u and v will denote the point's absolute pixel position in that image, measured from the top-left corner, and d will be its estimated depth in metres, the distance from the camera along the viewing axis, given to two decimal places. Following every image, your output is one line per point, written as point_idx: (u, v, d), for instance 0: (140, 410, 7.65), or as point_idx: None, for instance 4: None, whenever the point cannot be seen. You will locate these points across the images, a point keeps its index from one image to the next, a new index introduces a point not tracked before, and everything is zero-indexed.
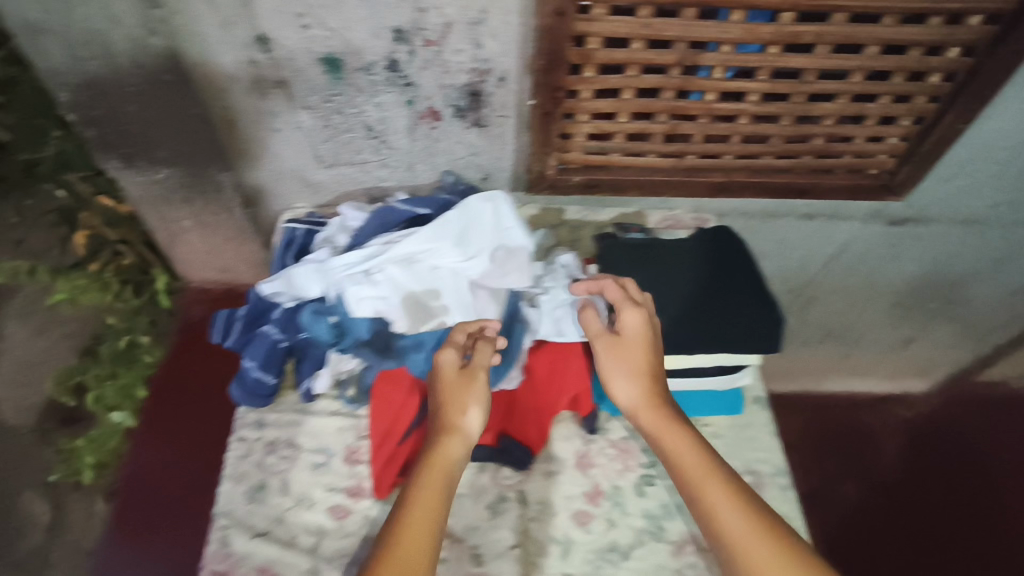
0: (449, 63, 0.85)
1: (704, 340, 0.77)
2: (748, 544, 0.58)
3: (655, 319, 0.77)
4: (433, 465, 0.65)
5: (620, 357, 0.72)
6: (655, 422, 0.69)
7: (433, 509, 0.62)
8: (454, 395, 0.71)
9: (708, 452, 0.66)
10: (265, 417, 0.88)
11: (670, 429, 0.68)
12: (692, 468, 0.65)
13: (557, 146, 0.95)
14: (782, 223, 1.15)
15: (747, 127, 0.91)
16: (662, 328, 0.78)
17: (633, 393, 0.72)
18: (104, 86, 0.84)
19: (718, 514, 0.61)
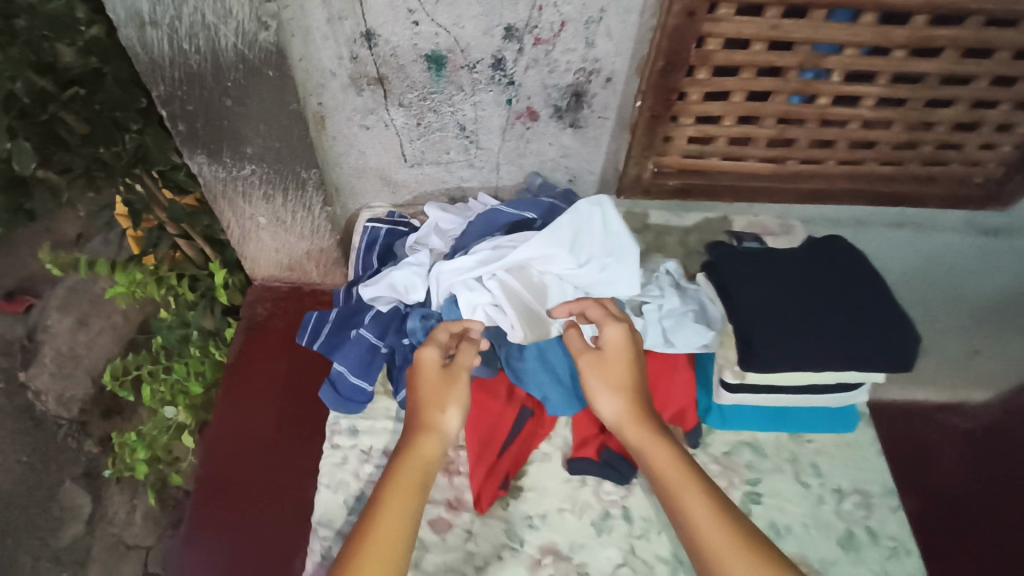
0: (557, 63, 0.82)
1: (841, 358, 0.72)
2: (725, 556, 0.59)
3: (786, 336, 0.72)
4: (410, 467, 0.66)
5: (605, 372, 0.72)
6: (637, 436, 0.69)
7: (404, 512, 0.62)
8: (432, 396, 0.70)
9: (686, 466, 0.66)
10: (358, 425, 0.85)
11: (648, 442, 0.68)
12: (671, 484, 0.65)
13: (657, 150, 0.91)
14: (869, 231, 1.12)
15: (857, 133, 0.88)
16: (794, 344, 0.72)
17: (614, 406, 0.71)
18: (204, 80, 0.82)
19: (701, 532, 0.62)
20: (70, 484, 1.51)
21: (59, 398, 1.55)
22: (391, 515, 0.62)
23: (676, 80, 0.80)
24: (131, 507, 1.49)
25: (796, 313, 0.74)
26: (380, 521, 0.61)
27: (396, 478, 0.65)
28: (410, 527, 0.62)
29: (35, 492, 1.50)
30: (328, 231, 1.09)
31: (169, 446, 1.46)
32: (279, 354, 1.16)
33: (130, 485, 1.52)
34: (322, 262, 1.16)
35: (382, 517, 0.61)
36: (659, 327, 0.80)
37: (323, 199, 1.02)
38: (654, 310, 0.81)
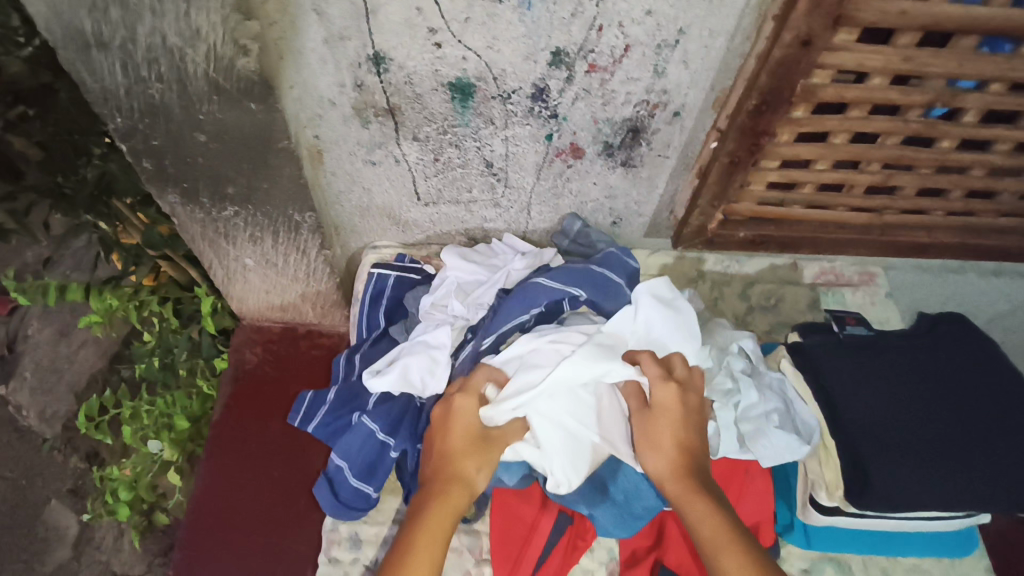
0: (614, 94, 0.65)
1: (984, 487, 0.58)
2: None
3: (906, 463, 0.59)
4: (429, 527, 0.54)
5: (647, 429, 0.60)
6: (676, 493, 0.58)
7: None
8: (462, 447, 0.60)
9: (739, 529, 0.55)
10: (361, 531, 0.72)
11: (692, 501, 0.57)
12: (719, 552, 0.53)
13: (729, 198, 0.74)
14: (961, 279, 0.95)
15: (980, 181, 0.71)
16: (919, 470, 0.59)
17: (652, 459, 0.60)
18: (170, 112, 0.65)
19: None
20: (54, 503, 1.38)
21: (41, 412, 1.42)
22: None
23: (770, 121, 0.63)
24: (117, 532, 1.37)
25: (920, 433, 0.61)
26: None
27: (413, 538, 0.53)
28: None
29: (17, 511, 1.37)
30: (326, 275, 0.93)
31: (153, 484, 1.32)
32: (269, 415, 1.01)
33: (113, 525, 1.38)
34: (319, 303, 1.01)
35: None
36: (735, 431, 0.64)
37: (320, 242, 0.86)
38: (728, 413, 0.64)
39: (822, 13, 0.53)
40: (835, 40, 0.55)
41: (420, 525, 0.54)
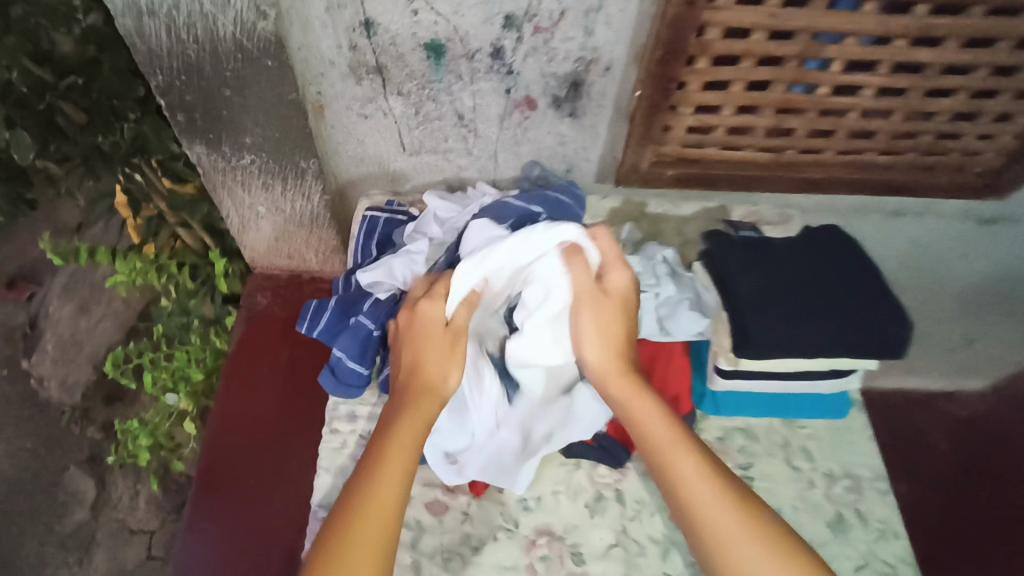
0: (557, 51, 0.82)
1: (831, 342, 0.72)
2: (716, 515, 0.61)
3: (770, 319, 0.73)
4: (410, 418, 0.68)
5: (603, 312, 0.73)
6: (621, 390, 0.70)
7: (401, 477, 0.63)
8: (431, 357, 0.72)
9: (677, 424, 0.68)
10: (357, 410, 0.88)
11: (639, 398, 0.69)
12: (660, 445, 0.66)
13: (655, 139, 0.91)
14: (866, 220, 1.12)
15: (856, 123, 0.88)
16: (781, 326, 0.73)
17: (604, 356, 0.72)
18: (202, 70, 0.82)
19: (687, 489, 0.63)
20: (73, 470, 1.53)
21: (61, 383, 1.58)
22: (387, 466, 0.63)
23: (676, 70, 0.80)
24: (134, 493, 1.51)
25: (790, 298, 0.75)
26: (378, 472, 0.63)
27: (397, 428, 0.67)
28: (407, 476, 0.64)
29: (40, 476, 1.52)
30: (327, 221, 1.09)
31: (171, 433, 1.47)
32: (280, 345, 1.18)
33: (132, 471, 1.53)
34: (321, 250, 1.17)
35: (380, 468, 0.63)
36: (655, 315, 0.80)
37: (322, 188, 1.03)
38: (650, 297, 0.81)
39: None
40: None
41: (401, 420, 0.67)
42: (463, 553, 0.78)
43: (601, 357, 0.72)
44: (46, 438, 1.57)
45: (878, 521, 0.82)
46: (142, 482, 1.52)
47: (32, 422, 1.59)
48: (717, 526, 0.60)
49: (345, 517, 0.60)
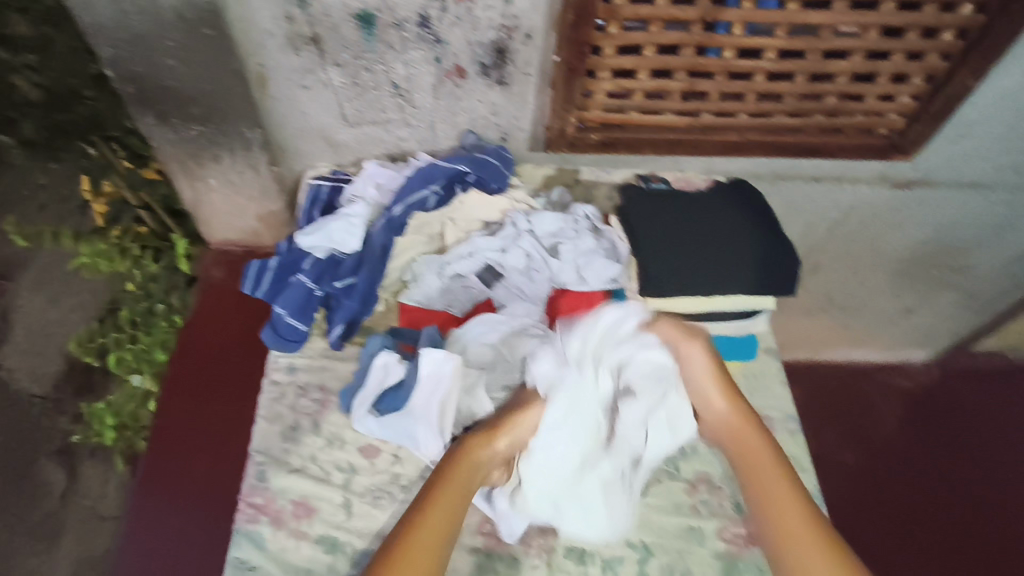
0: (479, 20, 0.88)
1: (722, 284, 0.78)
2: (818, 563, 0.64)
3: (666, 265, 0.79)
4: (451, 486, 0.68)
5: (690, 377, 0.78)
6: (737, 438, 0.75)
7: (448, 514, 0.65)
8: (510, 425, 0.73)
9: (789, 472, 0.71)
10: (296, 362, 0.91)
11: (744, 438, 0.75)
12: (760, 493, 0.71)
13: (578, 104, 0.98)
14: (793, 186, 1.18)
15: (763, 85, 0.94)
16: (676, 270, 0.79)
17: (724, 410, 0.77)
18: (146, 41, 0.87)
19: (792, 536, 0.67)
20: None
21: None
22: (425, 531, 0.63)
23: (587, 33, 0.87)
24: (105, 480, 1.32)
25: (691, 242, 0.81)
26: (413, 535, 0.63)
27: (436, 497, 0.67)
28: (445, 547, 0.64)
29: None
30: (276, 193, 1.14)
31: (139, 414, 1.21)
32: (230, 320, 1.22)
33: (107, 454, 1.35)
34: (274, 225, 1.21)
35: (426, 515, 0.65)
36: (574, 264, 0.86)
37: (269, 159, 1.07)
38: (569, 250, 0.87)
39: None
40: None
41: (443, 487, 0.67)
42: (392, 492, 0.81)
43: (718, 412, 0.77)
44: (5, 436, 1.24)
45: (788, 456, 0.87)
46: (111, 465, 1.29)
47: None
48: (813, 567, 0.64)
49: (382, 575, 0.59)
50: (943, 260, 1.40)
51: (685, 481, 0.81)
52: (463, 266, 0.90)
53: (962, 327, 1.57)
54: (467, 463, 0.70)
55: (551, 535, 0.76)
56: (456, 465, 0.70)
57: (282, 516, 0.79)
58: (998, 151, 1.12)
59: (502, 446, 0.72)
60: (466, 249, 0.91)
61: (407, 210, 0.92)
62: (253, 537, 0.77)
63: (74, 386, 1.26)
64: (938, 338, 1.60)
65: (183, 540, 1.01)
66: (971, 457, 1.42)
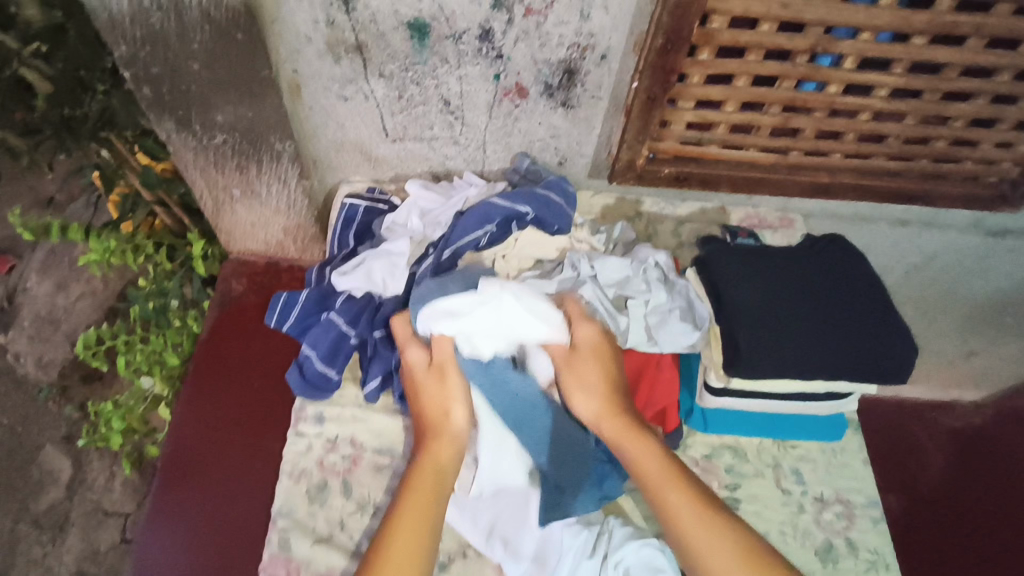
0: (549, 36, 0.77)
1: (822, 368, 0.68)
2: (711, 544, 0.60)
3: (758, 340, 0.68)
4: (418, 485, 0.65)
5: (576, 369, 0.71)
6: (614, 430, 0.69)
7: (420, 526, 0.62)
8: (429, 397, 0.71)
9: (670, 457, 0.67)
10: (325, 412, 0.81)
11: (617, 421, 0.69)
12: (651, 479, 0.65)
13: (652, 134, 0.85)
14: (873, 227, 1.06)
15: (867, 125, 0.82)
16: (768, 346, 0.68)
17: (596, 409, 0.70)
18: (169, 42, 0.76)
19: (681, 522, 0.62)
20: (49, 449, 1.36)
21: (39, 360, 1.44)
22: (399, 535, 0.61)
23: (676, 61, 0.75)
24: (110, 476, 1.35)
25: (788, 313, 0.70)
26: (390, 537, 0.60)
27: (406, 502, 0.64)
28: (426, 544, 0.61)
29: (13, 455, 1.35)
30: (305, 206, 1.04)
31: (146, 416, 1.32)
32: (255, 335, 1.09)
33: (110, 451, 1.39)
34: (300, 238, 1.11)
35: (394, 533, 0.61)
36: (643, 324, 0.75)
37: (299, 172, 0.97)
38: (639, 308, 0.76)
39: None
40: None
41: (408, 493, 0.64)
42: None
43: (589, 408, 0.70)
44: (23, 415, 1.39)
45: (870, 551, 0.77)
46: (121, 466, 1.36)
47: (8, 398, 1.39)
48: (700, 549, 0.60)
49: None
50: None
51: None
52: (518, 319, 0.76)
53: None
54: (429, 460, 0.67)
55: None
56: (419, 464, 0.67)
57: None
58: None
59: (461, 416, 0.71)
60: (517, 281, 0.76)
61: (455, 254, 0.81)
62: None
63: (80, 375, 1.43)
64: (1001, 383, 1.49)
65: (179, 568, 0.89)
66: None
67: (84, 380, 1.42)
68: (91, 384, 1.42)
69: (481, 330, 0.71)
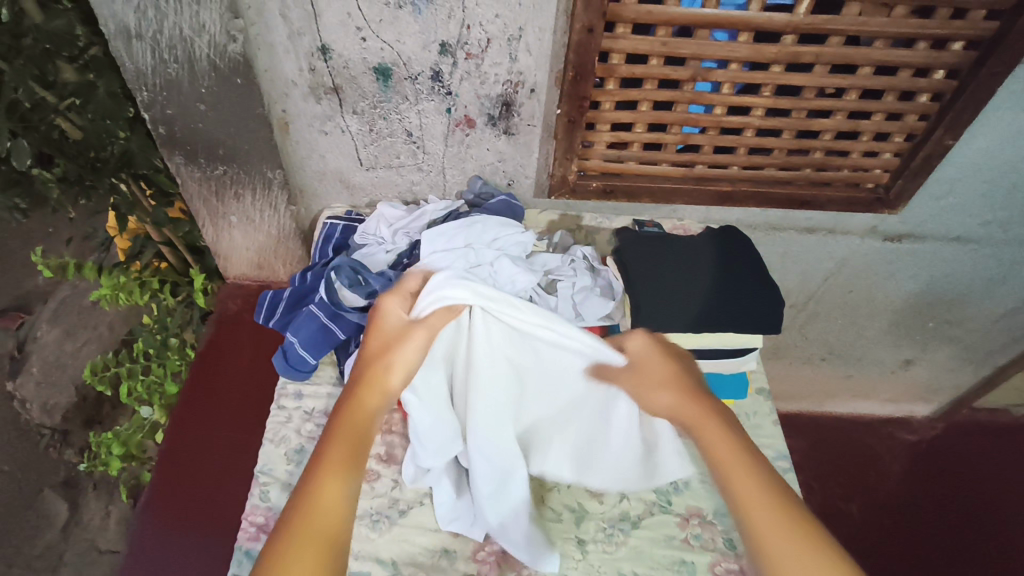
0: (487, 75, 0.96)
1: (713, 322, 0.86)
2: (779, 534, 0.64)
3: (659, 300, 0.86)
4: (352, 421, 0.71)
5: (642, 377, 0.79)
6: (693, 412, 0.75)
7: (343, 468, 0.67)
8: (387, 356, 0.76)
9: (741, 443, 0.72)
10: (303, 389, 0.96)
11: (647, 386, 0.79)
12: (724, 465, 0.70)
13: (579, 153, 1.05)
14: (787, 236, 1.23)
15: (752, 140, 1.01)
16: (668, 305, 0.86)
17: (671, 401, 0.77)
18: (180, 87, 0.94)
19: (750, 507, 0.66)
20: (49, 492, 1.47)
21: (43, 405, 1.55)
22: (327, 480, 0.65)
23: (587, 89, 0.94)
24: (106, 513, 1.45)
25: (740, 276, 0.90)
26: (321, 484, 0.65)
27: (332, 441, 0.69)
28: (349, 487, 0.66)
29: (15, 500, 1.45)
30: (293, 230, 1.20)
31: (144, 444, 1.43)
32: (246, 345, 1.22)
33: (105, 488, 1.48)
34: (288, 261, 1.27)
35: (320, 472, 0.66)
36: (571, 302, 0.90)
37: (287, 198, 1.14)
38: (566, 287, 0.91)
39: (594, 10, 0.84)
40: (604, 20, 0.87)
41: (331, 447, 0.68)
42: (389, 515, 0.84)
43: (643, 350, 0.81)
44: (25, 462, 1.49)
45: None
46: (116, 502, 1.47)
47: (11, 445, 1.52)
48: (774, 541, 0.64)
49: (293, 523, 0.62)
50: (940, 313, 1.42)
51: (677, 515, 0.86)
52: (465, 281, 0.90)
53: (960, 378, 1.62)
54: (360, 411, 0.72)
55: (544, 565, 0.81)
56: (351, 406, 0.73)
57: None
58: (986, 209, 1.16)
59: (397, 380, 0.76)
60: (486, 239, 0.94)
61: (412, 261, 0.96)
62: (253, 554, 0.79)
63: (84, 418, 1.54)
64: (936, 389, 1.67)
65: (185, 570, 0.98)
66: (939, 530, 1.53)
67: (87, 423, 1.54)
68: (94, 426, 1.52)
69: (437, 264, 0.91)
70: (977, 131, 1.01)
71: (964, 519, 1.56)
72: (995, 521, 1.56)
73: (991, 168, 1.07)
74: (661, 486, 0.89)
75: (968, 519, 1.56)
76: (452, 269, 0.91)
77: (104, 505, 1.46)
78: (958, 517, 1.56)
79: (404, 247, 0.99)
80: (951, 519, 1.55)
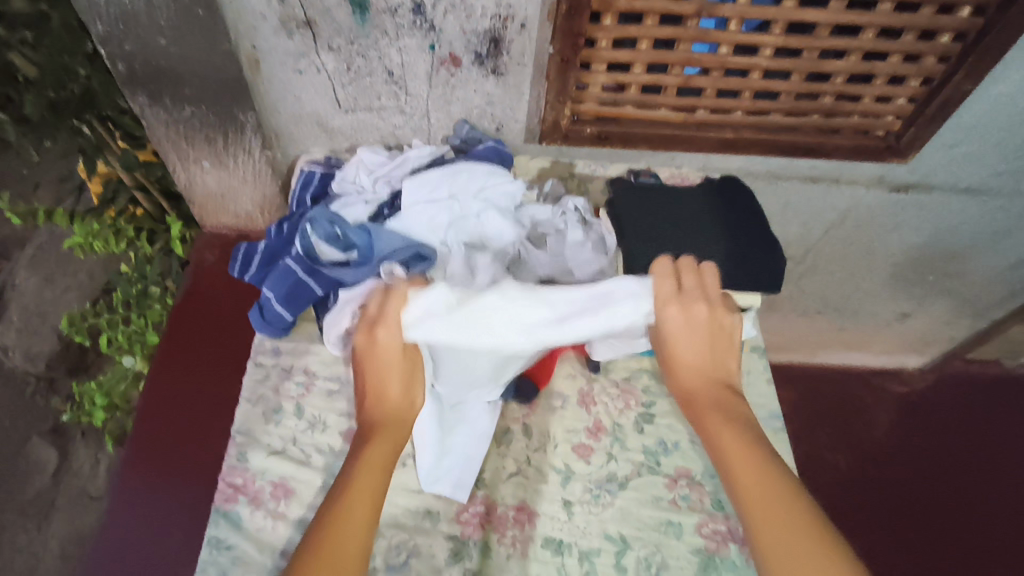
0: (473, 8, 0.88)
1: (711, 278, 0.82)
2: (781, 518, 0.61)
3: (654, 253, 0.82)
4: (377, 450, 0.69)
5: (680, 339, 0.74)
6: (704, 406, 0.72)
7: (368, 500, 0.65)
8: (399, 378, 0.74)
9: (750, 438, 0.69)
10: (282, 345, 0.92)
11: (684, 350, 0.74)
12: (732, 460, 0.67)
13: (573, 96, 0.98)
14: (791, 185, 1.17)
15: (759, 82, 0.94)
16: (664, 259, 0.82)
17: (689, 387, 0.74)
18: (137, 19, 0.86)
19: (753, 497, 0.64)
20: (36, 440, 1.44)
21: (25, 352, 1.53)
22: (358, 509, 0.64)
23: (581, 24, 0.87)
24: (95, 460, 1.42)
25: (740, 228, 0.85)
26: (346, 512, 0.63)
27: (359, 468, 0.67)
28: (372, 525, 0.64)
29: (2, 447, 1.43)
30: (269, 176, 1.13)
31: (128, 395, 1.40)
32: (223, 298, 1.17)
33: (94, 436, 1.46)
34: (267, 209, 1.21)
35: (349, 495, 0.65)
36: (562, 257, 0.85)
37: (261, 142, 1.07)
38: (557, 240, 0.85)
39: None
40: None
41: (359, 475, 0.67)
42: None
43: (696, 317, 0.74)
44: (9, 410, 1.47)
45: None
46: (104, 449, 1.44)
47: None
48: (782, 535, 0.60)
49: (318, 546, 0.60)
50: (941, 266, 1.39)
51: (666, 476, 0.84)
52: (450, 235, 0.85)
53: (957, 331, 1.60)
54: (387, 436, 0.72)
55: (528, 527, 0.79)
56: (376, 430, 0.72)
57: (260, 496, 0.79)
58: (1000, 159, 1.10)
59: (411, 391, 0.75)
60: (472, 188, 0.88)
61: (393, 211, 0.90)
62: (230, 517, 0.77)
63: (66, 367, 1.51)
64: (932, 342, 1.65)
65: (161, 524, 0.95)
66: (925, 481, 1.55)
67: (70, 372, 1.50)
68: (77, 375, 1.49)
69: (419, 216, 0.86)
70: (998, 76, 0.94)
71: (949, 469, 1.57)
72: (980, 472, 1.57)
73: (1010, 116, 1.01)
74: (650, 446, 0.86)
75: (954, 470, 1.57)
76: (436, 221, 0.86)
77: (92, 454, 1.44)
78: (943, 468, 1.57)
79: (385, 197, 0.93)
80: (937, 468, 1.57)
